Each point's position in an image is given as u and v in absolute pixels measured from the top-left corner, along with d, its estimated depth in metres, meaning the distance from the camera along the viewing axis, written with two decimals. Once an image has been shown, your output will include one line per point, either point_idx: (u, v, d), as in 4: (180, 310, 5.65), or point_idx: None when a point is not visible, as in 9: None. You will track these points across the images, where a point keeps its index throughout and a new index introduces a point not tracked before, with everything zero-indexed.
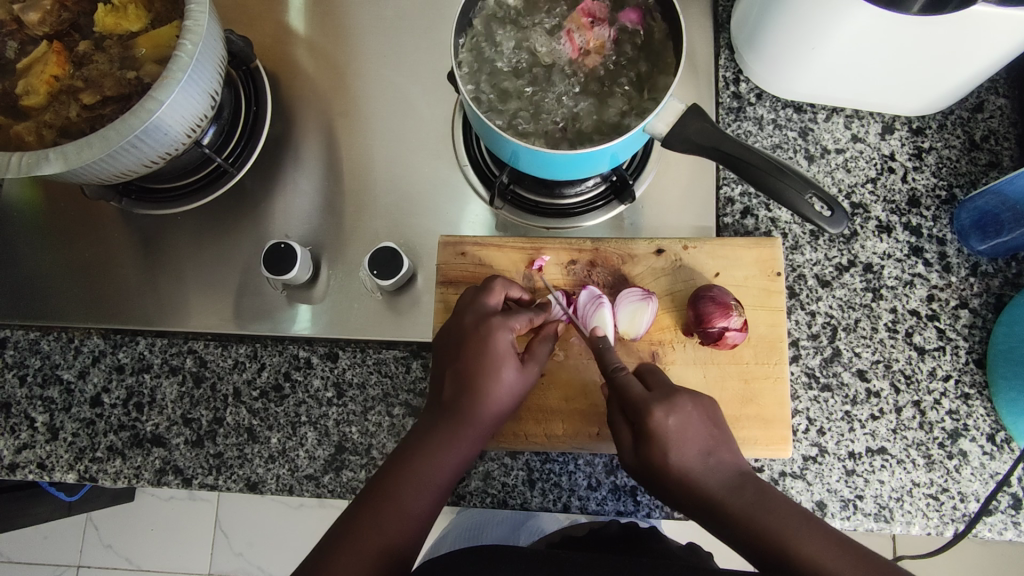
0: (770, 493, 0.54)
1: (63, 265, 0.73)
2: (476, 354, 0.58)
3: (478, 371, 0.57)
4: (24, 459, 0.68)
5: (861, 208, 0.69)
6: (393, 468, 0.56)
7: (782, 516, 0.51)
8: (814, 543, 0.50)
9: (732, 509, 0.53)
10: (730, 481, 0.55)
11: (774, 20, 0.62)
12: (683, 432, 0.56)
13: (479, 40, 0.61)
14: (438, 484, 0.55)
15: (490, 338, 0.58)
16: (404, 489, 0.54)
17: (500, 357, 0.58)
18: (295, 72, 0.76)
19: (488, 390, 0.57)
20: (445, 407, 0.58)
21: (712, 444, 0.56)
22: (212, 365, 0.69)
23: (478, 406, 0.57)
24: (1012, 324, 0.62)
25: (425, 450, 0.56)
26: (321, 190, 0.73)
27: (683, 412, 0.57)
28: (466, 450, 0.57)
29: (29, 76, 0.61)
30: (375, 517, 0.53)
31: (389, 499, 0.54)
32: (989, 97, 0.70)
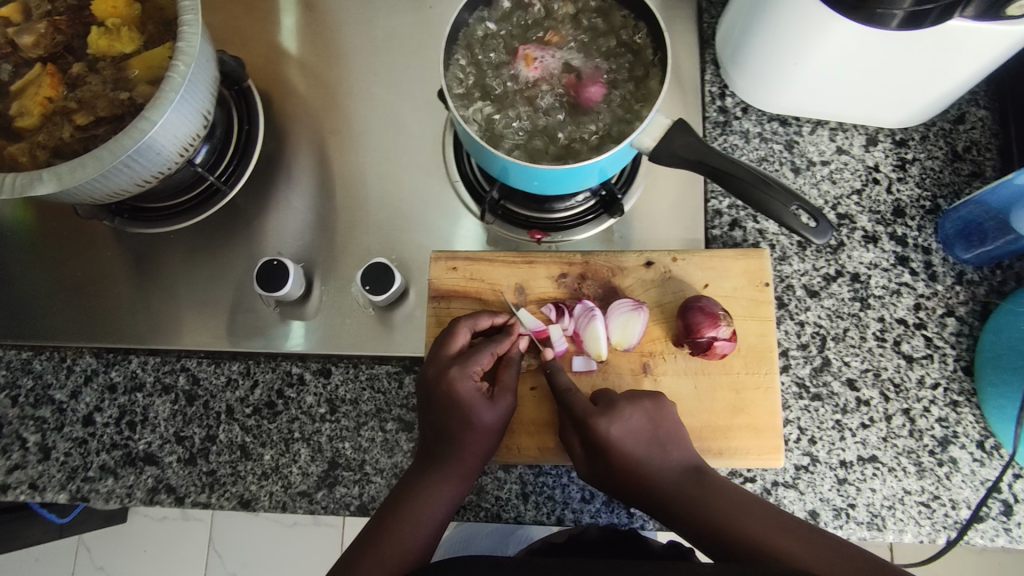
0: (718, 484, 0.56)
1: (55, 284, 0.73)
2: (448, 399, 0.58)
3: (454, 415, 0.58)
4: (15, 480, 0.67)
5: (847, 219, 0.70)
6: (389, 513, 0.58)
7: (732, 507, 0.54)
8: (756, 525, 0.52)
9: (681, 504, 0.56)
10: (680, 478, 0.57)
11: (756, 35, 0.64)
12: (629, 438, 0.58)
13: (468, 57, 0.62)
14: (433, 523, 0.58)
15: (455, 386, 0.58)
16: (403, 530, 0.57)
17: (470, 400, 0.58)
18: (287, 91, 0.77)
19: (467, 432, 0.58)
20: (431, 449, 0.59)
21: (660, 440, 0.59)
22: (205, 382, 0.69)
23: (458, 446, 0.58)
24: (999, 332, 0.63)
25: (418, 492, 0.58)
26: (314, 208, 0.74)
27: (625, 419, 0.59)
28: (458, 484, 0.59)
29: (23, 98, 0.62)
30: (377, 564, 0.55)
31: (388, 539, 0.56)
32: (970, 108, 0.71)
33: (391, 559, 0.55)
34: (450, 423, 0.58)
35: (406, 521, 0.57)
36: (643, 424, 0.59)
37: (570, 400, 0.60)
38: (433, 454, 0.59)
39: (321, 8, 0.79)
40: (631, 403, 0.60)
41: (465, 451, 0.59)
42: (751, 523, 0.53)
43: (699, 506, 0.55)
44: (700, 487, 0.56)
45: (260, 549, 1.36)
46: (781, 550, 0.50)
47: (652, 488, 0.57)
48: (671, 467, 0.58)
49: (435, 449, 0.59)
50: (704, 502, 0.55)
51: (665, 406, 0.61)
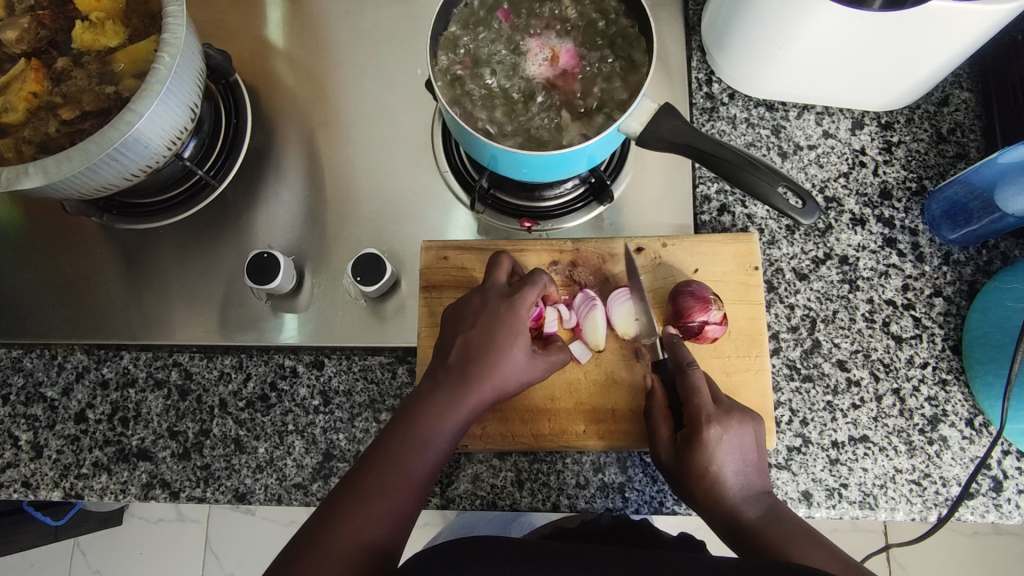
0: (796, 520, 0.55)
1: (44, 282, 0.73)
2: (497, 323, 0.58)
3: (495, 343, 0.57)
4: (8, 478, 0.67)
5: (834, 202, 0.70)
6: (398, 435, 0.55)
7: (802, 543, 0.53)
8: (822, 563, 0.52)
9: (751, 529, 0.54)
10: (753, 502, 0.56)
11: (741, 20, 0.64)
12: (734, 449, 0.57)
13: (455, 44, 0.62)
14: (439, 450, 0.55)
15: (505, 315, 0.58)
16: (409, 452, 0.54)
17: (517, 331, 0.58)
18: (274, 85, 0.77)
19: (502, 363, 0.57)
20: (452, 372, 0.57)
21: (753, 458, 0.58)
22: (197, 377, 0.69)
23: (485, 373, 0.56)
24: (985, 310, 0.64)
25: (430, 414, 0.55)
26: (303, 200, 0.74)
27: (736, 432, 0.57)
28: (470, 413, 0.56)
29: (7, 94, 0.61)
30: (378, 485, 0.52)
31: (393, 460, 0.53)
32: (953, 91, 0.72)
33: (391, 489, 0.52)
34: (490, 351, 0.57)
35: (416, 449, 0.54)
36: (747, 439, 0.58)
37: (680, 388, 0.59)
38: (456, 378, 0.57)
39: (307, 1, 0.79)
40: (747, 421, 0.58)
41: (494, 384, 0.57)
42: (819, 560, 0.52)
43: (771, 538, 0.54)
44: (772, 517, 0.55)
45: (257, 548, 1.35)
46: None
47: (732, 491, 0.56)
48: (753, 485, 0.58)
49: (462, 374, 0.57)
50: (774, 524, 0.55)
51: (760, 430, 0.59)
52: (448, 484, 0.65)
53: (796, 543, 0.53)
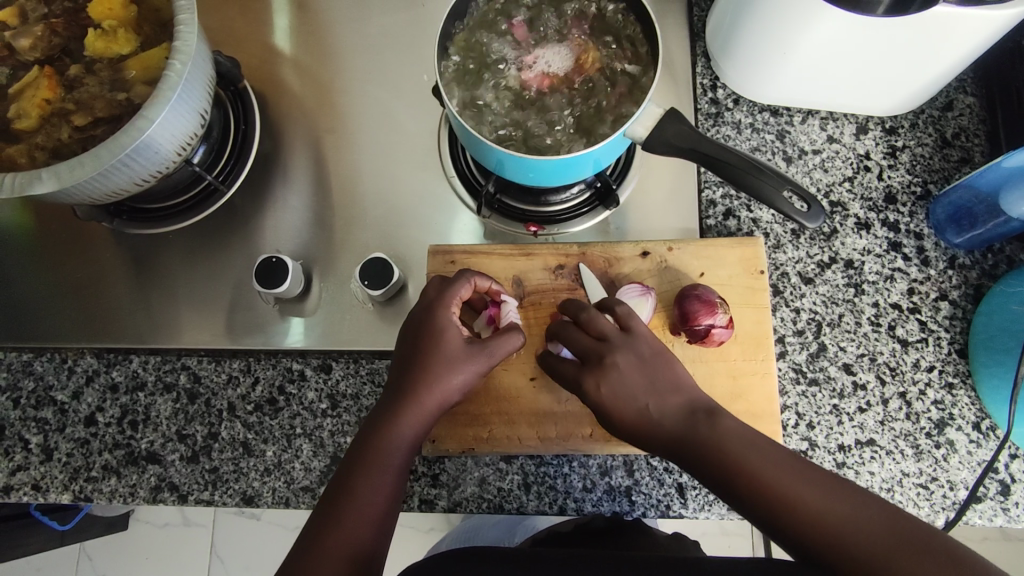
0: (732, 425, 0.54)
1: (54, 287, 0.73)
2: (424, 332, 0.59)
3: (427, 349, 0.58)
4: (18, 481, 0.67)
5: (839, 206, 0.71)
6: (356, 451, 0.55)
7: (743, 446, 0.52)
8: (765, 463, 0.50)
9: (693, 449, 0.53)
10: (683, 420, 0.55)
11: (745, 26, 0.65)
12: (634, 388, 0.57)
13: (462, 51, 0.63)
14: (404, 446, 0.56)
15: (431, 318, 0.59)
16: (370, 458, 0.55)
17: (443, 329, 0.59)
18: (282, 91, 0.78)
19: (438, 364, 0.57)
20: (397, 381, 0.58)
21: (742, 434, 0.53)
22: (206, 381, 0.69)
23: (428, 370, 0.57)
24: (992, 313, 0.64)
25: (385, 420, 0.56)
26: (311, 205, 0.74)
27: (611, 374, 0.57)
28: (428, 408, 0.57)
29: (21, 101, 0.62)
30: (352, 497, 0.53)
31: (358, 470, 0.54)
32: (958, 96, 0.72)
33: (349, 515, 0.52)
34: (424, 357, 0.58)
35: (365, 469, 0.54)
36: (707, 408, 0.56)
37: (590, 371, 0.58)
38: (402, 383, 0.58)
39: (315, 9, 0.80)
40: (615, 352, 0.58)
41: (440, 378, 0.57)
42: (763, 462, 0.51)
43: (713, 450, 0.52)
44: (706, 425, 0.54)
45: (262, 554, 1.35)
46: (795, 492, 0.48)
47: (768, 507, 0.49)
48: (791, 483, 0.49)
49: (400, 388, 0.58)
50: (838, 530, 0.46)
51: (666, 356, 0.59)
52: (455, 487, 0.65)
53: (737, 451, 0.52)
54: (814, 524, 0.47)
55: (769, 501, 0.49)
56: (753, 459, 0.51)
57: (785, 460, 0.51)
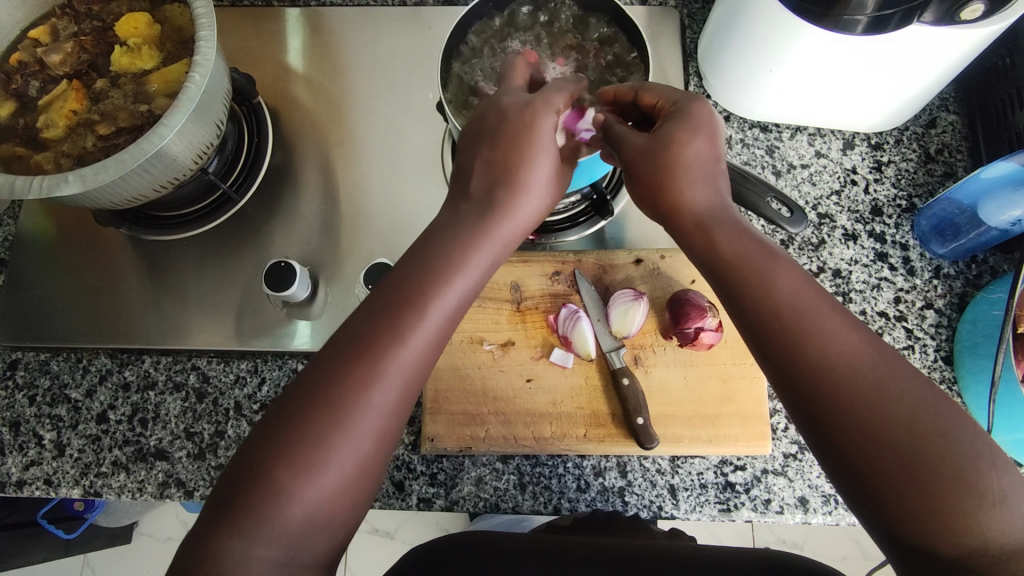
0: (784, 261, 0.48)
1: (71, 291, 0.76)
2: (519, 135, 0.54)
3: (519, 151, 0.54)
4: (31, 476, 0.69)
5: (827, 218, 0.73)
6: (408, 286, 0.49)
7: (790, 282, 0.46)
8: (791, 287, 0.46)
9: (727, 259, 0.49)
10: (737, 234, 0.50)
11: (734, 45, 0.68)
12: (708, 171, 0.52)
13: (465, 68, 0.67)
14: (460, 295, 0.51)
15: (535, 124, 0.55)
16: (427, 298, 0.49)
17: (541, 146, 0.54)
18: (294, 108, 0.82)
19: (486, 236, 0.53)
20: (476, 194, 0.55)
21: (779, 261, 0.48)
22: (214, 381, 0.72)
23: (516, 187, 0.54)
24: (976, 320, 0.66)
25: (455, 246, 0.52)
26: (319, 214, 0.77)
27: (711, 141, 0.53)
28: (493, 251, 0.53)
29: (49, 111, 0.66)
30: (388, 335, 0.47)
31: (410, 309, 0.48)
32: (940, 114, 0.75)
33: (389, 361, 0.47)
34: (511, 170, 0.54)
35: (410, 311, 0.48)
36: (739, 225, 0.50)
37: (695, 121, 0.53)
38: (480, 208, 0.54)
39: (327, 30, 0.85)
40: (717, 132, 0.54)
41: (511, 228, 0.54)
42: (792, 289, 0.46)
43: (744, 269, 0.48)
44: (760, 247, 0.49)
45: None
46: (810, 330, 0.44)
47: (777, 337, 0.45)
48: (817, 319, 0.44)
49: (433, 257, 0.51)
50: (832, 382, 0.42)
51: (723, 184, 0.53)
52: (452, 486, 0.67)
53: (777, 278, 0.47)
54: (829, 363, 0.43)
55: (776, 327, 0.45)
56: (783, 284, 0.46)
57: (826, 314, 0.45)
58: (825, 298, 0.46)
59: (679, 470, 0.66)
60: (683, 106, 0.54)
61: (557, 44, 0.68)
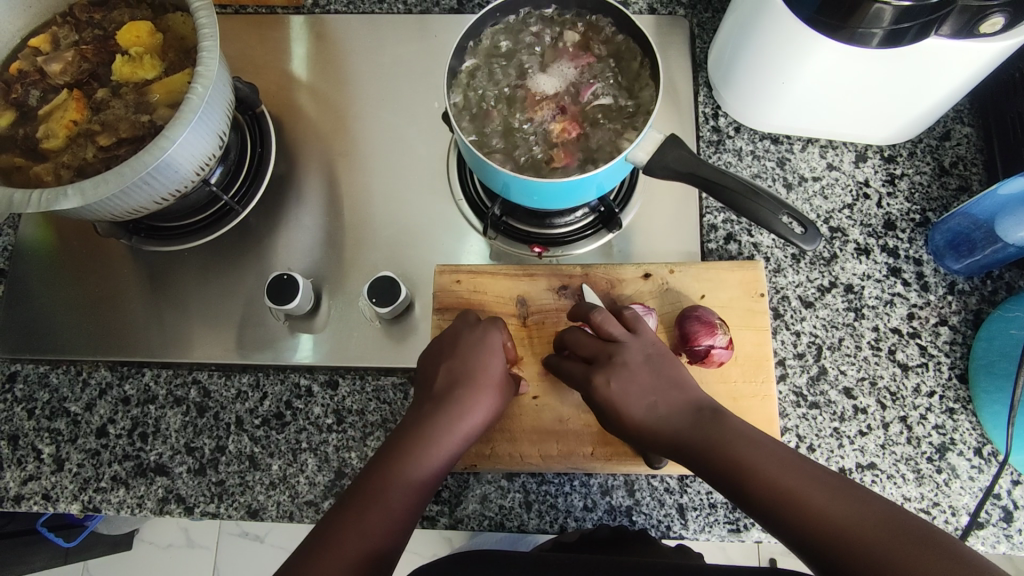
0: (736, 432, 0.52)
1: (71, 302, 0.75)
2: (467, 342, 0.61)
3: (462, 343, 0.61)
4: (29, 490, 0.68)
5: (839, 232, 0.72)
6: (424, 421, 0.56)
7: (753, 449, 0.50)
8: (757, 459, 0.49)
9: (699, 452, 0.52)
10: (690, 423, 0.54)
11: (746, 56, 0.67)
12: (634, 382, 0.57)
13: (471, 78, 0.66)
14: (468, 430, 0.57)
15: (482, 340, 0.61)
16: (439, 427, 0.56)
17: (494, 347, 0.61)
18: (298, 117, 0.81)
19: (482, 387, 0.59)
20: (444, 355, 0.61)
21: (738, 437, 0.51)
22: (216, 395, 0.71)
23: (477, 355, 0.60)
24: (992, 339, 0.65)
25: (450, 396, 0.58)
26: (323, 225, 0.76)
27: (629, 375, 0.58)
28: (485, 402, 0.59)
29: (49, 122, 0.65)
30: (411, 457, 0.54)
31: (428, 438, 0.55)
32: (955, 126, 0.74)
33: (411, 477, 0.53)
34: (463, 351, 0.61)
35: (424, 441, 0.55)
36: (694, 413, 0.55)
37: (599, 368, 0.58)
38: (454, 375, 0.59)
39: (331, 38, 0.84)
40: (636, 355, 0.59)
41: (492, 382, 0.60)
42: (764, 461, 0.49)
43: (717, 453, 0.51)
44: (712, 426, 0.53)
45: None
46: (784, 489, 0.47)
47: (771, 514, 0.47)
48: (788, 482, 0.47)
49: (444, 403, 0.58)
50: (827, 531, 0.44)
51: (666, 367, 0.58)
52: (457, 504, 0.66)
53: (743, 451, 0.50)
54: (828, 533, 0.43)
55: (768, 506, 0.47)
56: (763, 464, 0.49)
57: (798, 468, 0.48)
58: (794, 466, 0.48)
59: (688, 489, 0.65)
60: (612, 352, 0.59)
61: (566, 55, 0.67)
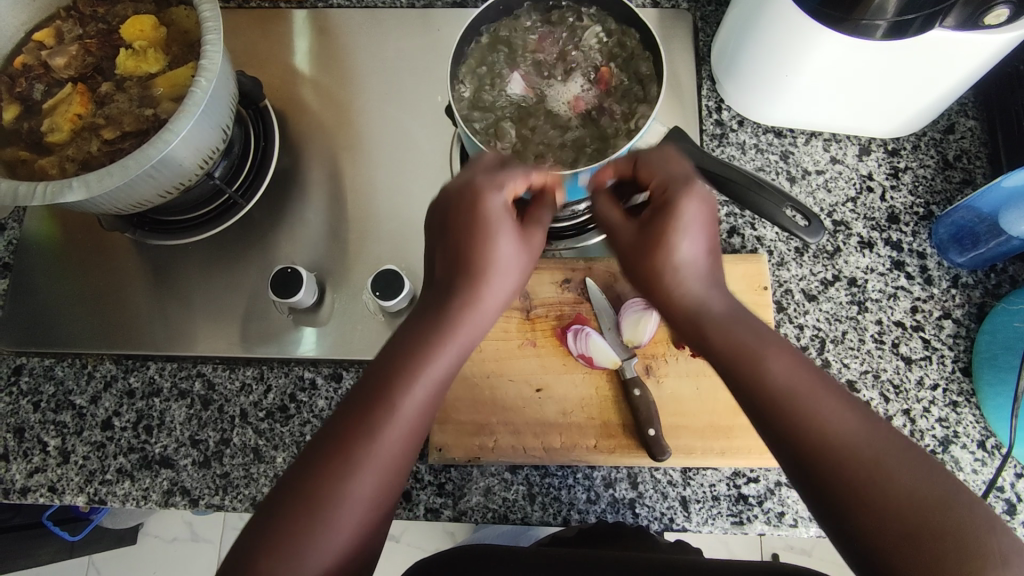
0: (763, 332, 0.48)
1: (76, 296, 0.76)
2: (466, 217, 0.52)
3: (462, 222, 0.52)
4: (35, 483, 0.69)
5: (842, 226, 0.72)
6: (417, 335, 0.50)
7: (782, 356, 0.46)
8: (781, 362, 0.46)
9: (715, 336, 0.48)
10: (716, 310, 0.49)
11: (749, 49, 0.67)
12: (692, 238, 0.50)
13: (475, 71, 0.66)
14: (474, 328, 0.52)
15: (479, 203, 0.52)
16: (436, 337, 0.50)
17: (496, 222, 0.52)
18: (301, 111, 0.81)
19: (487, 273, 0.52)
20: (443, 248, 0.53)
21: (767, 339, 0.47)
22: (220, 388, 0.71)
23: (478, 227, 0.52)
24: (995, 331, 0.65)
25: (448, 302, 0.51)
26: (326, 219, 0.77)
27: (694, 231, 0.50)
28: (497, 283, 0.53)
29: (54, 115, 0.65)
30: (404, 375, 0.49)
31: (425, 350, 0.50)
32: (959, 119, 0.74)
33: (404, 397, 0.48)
34: (464, 232, 0.52)
35: (418, 354, 0.49)
36: (726, 305, 0.50)
37: (686, 198, 0.50)
38: (456, 268, 0.52)
39: (334, 32, 0.84)
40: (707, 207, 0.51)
41: (500, 264, 0.52)
42: (782, 365, 0.46)
43: (733, 345, 0.47)
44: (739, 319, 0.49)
45: None
46: (797, 400, 0.44)
47: (776, 415, 0.44)
48: (807, 393, 0.44)
49: (443, 304, 0.52)
50: (827, 447, 0.42)
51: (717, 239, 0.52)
52: (460, 496, 0.66)
53: (765, 351, 0.46)
54: (826, 448, 0.42)
55: (776, 410, 0.44)
56: (777, 371, 0.45)
57: (816, 383, 0.45)
58: (818, 378, 0.45)
59: (691, 482, 0.65)
60: (672, 199, 0.50)
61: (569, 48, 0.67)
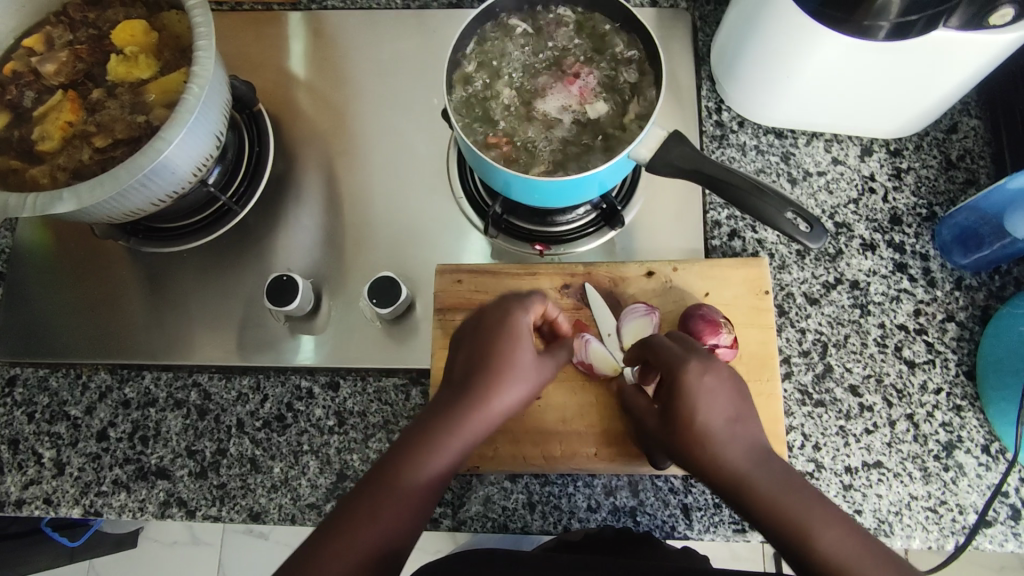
0: (802, 484, 0.49)
1: (70, 304, 0.75)
2: (490, 331, 0.56)
3: (488, 338, 0.56)
4: (30, 495, 0.68)
5: (844, 228, 0.71)
6: (434, 425, 0.51)
7: (816, 498, 0.47)
8: (821, 516, 0.46)
9: (752, 492, 0.49)
10: (746, 459, 0.51)
11: (749, 50, 0.66)
12: (717, 399, 0.53)
13: (471, 74, 0.65)
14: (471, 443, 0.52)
15: (509, 316, 0.57)
16: (446, 436, 0.50)
17: (519, 333, 0.56)
18: (296, 115, 0.80)
19: (509, 372, 0.54)
20: (461, 368, 0.55)
21: (809, 495, 0.48)
22: (216, 397, 0.70)
23: (505, 339, 0.55)
24: (1000, 335, 0.64)
25: (462, 397, 0.53)
26: (322, 225, 0.76)
27: (715, 381, 0.54)
28: (506, 397, 0.54)
29: (45, 123, 0.64)
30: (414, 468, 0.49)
31: (431, 445, 0.50)
32: (962, 119, 0.73)
33: (407, 493, 0.47)
34: (490, 350, 0.55)
35: (426, 447, 0.50)
36: (759, 449, 0.52)
37: (697, 357, 0.55)
38: (473, 368, 0.54)
39: (329, 34, 0.83)
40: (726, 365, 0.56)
41: (515, 375, 0.54)
42: (823, 514, 0.46)
43: (769, 502, 0.48)
44: (775, 473, 0.50)
45: None
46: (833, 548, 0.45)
47: None
48: (848, 552, 0.44)
49: (461, 391, 0.54)
50: None
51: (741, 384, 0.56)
52: (460, 505, 0.65)
53: (805, 499, 0.47)
54: None
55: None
56: (824, 539, 0.45)
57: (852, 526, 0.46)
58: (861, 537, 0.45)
59: (693, 489, 0.65)
60: (682, 369, 0.54)
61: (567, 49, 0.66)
